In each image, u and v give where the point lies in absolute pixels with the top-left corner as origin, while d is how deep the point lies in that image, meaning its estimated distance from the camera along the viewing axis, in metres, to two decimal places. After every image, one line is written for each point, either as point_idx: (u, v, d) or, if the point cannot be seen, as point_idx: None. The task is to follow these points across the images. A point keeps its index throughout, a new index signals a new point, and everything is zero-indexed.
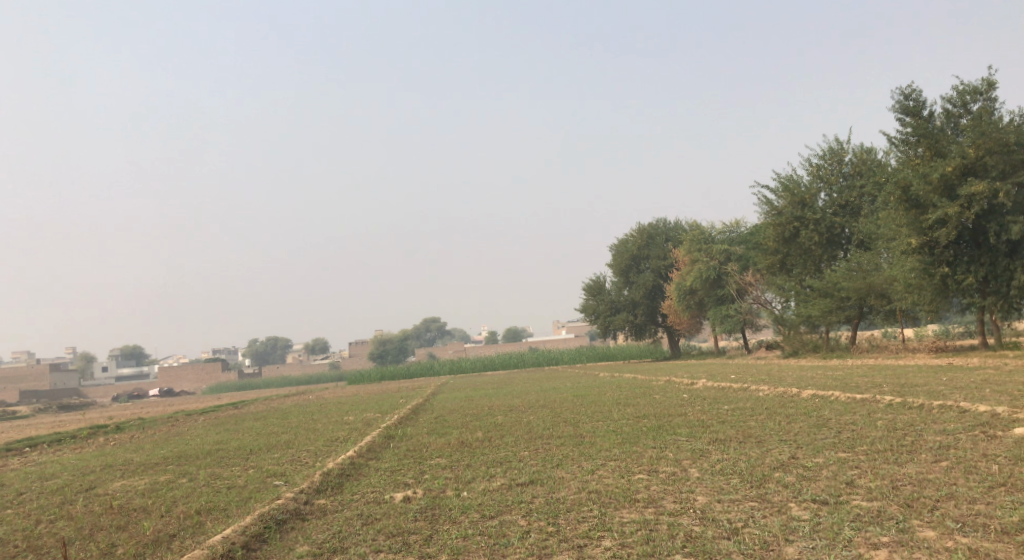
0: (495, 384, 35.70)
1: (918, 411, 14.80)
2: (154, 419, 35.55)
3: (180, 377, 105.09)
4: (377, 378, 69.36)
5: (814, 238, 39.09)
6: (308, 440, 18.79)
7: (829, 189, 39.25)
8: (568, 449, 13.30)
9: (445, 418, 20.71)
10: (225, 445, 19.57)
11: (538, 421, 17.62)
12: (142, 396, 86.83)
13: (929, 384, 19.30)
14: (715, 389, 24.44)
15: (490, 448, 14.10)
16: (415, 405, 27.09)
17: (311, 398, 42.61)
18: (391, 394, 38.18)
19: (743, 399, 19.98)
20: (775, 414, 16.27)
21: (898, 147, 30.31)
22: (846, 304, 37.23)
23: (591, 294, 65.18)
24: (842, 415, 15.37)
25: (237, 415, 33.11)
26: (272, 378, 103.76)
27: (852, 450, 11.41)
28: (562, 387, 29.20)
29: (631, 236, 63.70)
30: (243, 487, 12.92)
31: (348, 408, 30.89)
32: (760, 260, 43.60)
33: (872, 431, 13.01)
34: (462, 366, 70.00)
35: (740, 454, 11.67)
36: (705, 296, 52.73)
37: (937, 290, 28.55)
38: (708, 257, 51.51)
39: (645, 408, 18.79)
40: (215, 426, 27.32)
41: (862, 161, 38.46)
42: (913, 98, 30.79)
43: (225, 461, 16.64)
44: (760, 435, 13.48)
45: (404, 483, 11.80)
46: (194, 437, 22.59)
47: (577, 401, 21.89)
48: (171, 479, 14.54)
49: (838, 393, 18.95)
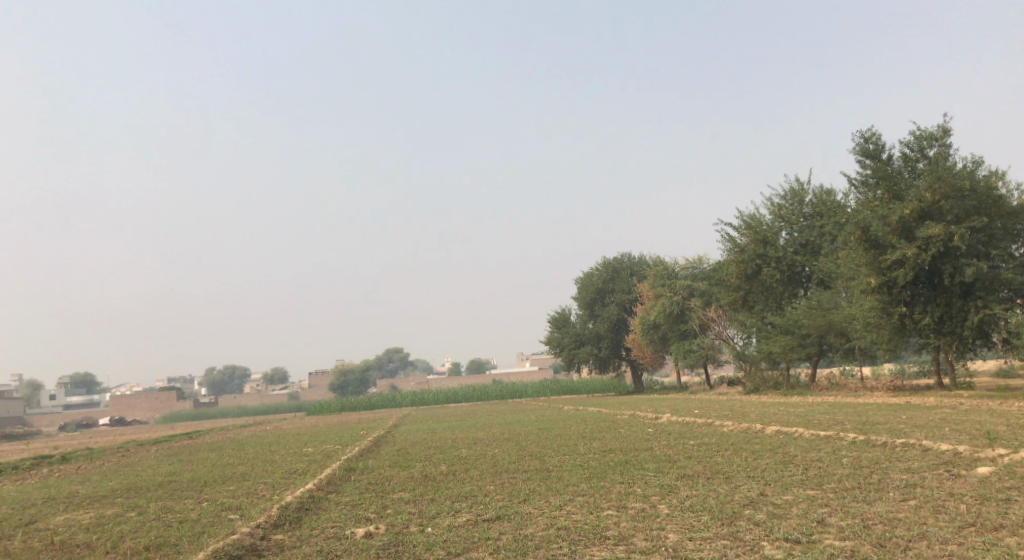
0: (458, 417, 35.22)
1: (882, 449, 14.88)
2: (103, 449, 34.38)
3: (133, 406, 102.20)
4: (337, 408, 68.21)
5: (775, 276, 39.67)
6: (265, 472, 18.25)
7: (790, 228, 39.94)
8: (534, 483, 13.06)
9: (408, 450, 20.34)
10: (178, 477, 18.87)
11: (503, 454, 17.37)
12: (91, 426, 84.05)
13: (890, 422, 19.48)
14: (679, 424, 24.37)
15: (454, 482, 13.77)
16: (377, 437, 26.58)
17: (268, 429, 41.63)
18: (352, 426, 37.51)
19: (709, 435, 19.95)
20: (741, 450, 16.23)
21: (858, 188, 31.00)
22: (806, 341, 37.64)
23: (555, 327, 65.18)
24: (808, 452, 15.39)
25: (191, 445, 32.15)
26: (229, 408, 101.54)
27: (820, 487, 11.36)
28: (526, 420, 28.90)
29: (596, 269, 64.09)
30: (195, 522, 12.37)
31: (308, 439, 30.22)
32: (722, 296, 44.06)
33: (839, 468, 12.99)
34: (424, 398, 69.17)
35: (709, 490, 11.55)
36: (668, 330, 53.05)
37: (895, 329, 29.02)
38: (672, 292, 51.96)
39: (611, 442, 18.65)
40: (167, 457, 26.48)
41: (822, 202, 39.30)
42: (872, 141, 31.64)
43: (177, 494, 16.00)
44: (728, 471, 13.41)
45: (365, 517, 11.43)
46: (146, 469, 21.83)
47: (542, 435, 21.67)
48: (118, 513, 13.90)
49: (801, 429, 19.04)
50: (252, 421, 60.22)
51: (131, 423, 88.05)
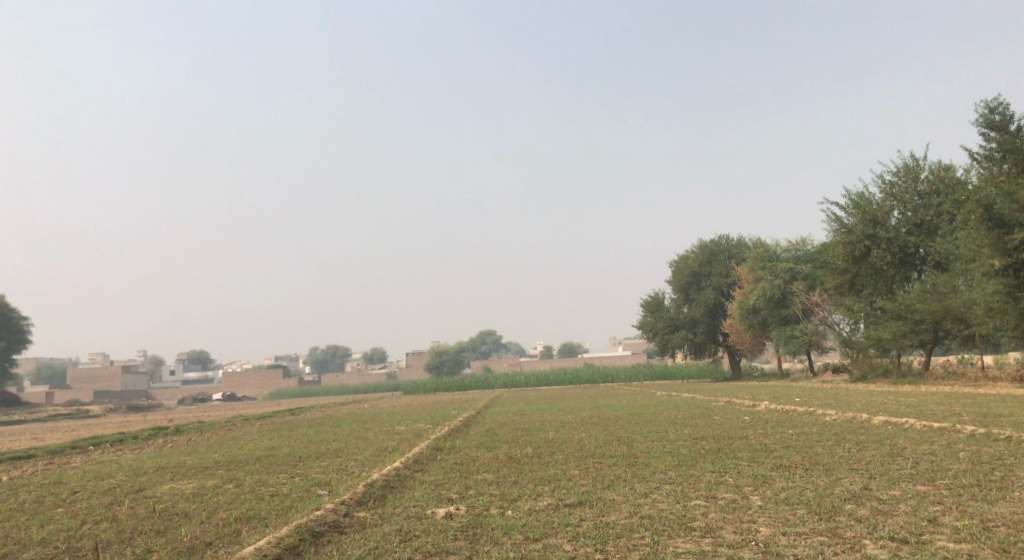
0: (549, 399, 35.10)
1: (1005, 444, 13.66)
2: (212, 422, 36.19)
3: (243, 383, 107.34)
4: (432, 388, 69.43)
5: (885, 258, 37.41)
6: (357, 449, 18.61)
7: (904, 206, 37.50)
8: (621, 469, 12.67)
9: (496, 431, 20.29)
10: (275, 452, 19.51)
11: (590, 438, 17.05)
12: (206, 400, 89.00)
13: (1014, 415, 17.92)
14: (778, 412, 23.29)
15: (539, 466, 13.54)
16: (467, 417, 26.76)
17: (366, 407, 42.73)
18: (445, 405, 38.02)
19: (809, 423, 18.92)
20: (844, 441, 15.27)
21: (980, 163, 28.71)
22: (920, 327, 35.34)
23: (649, 311, 63.91)
24: (919, 444, 14.31)
25: (292, 421, 33.31)
26: (331, 387, 105.31)
27: (932, 483, 10.47)
28: (616, 404, 28.45)
29: (692, 252, 62.45)
30: (286, 496, 12.66)
31: (401, 417, 30.78)
32: (827, 279, 41.92)
33: (954, 464, 11.95)
34: (517, 380, 69.42)
35: (807, 482, 10.83)
36: (768, 315, 51.09)
37: (1022, 315, 26.75)
38: (772, 276, 49.96)
39: (703, 429, 17.98)
40: (269, 431, 27.51)
41: (939, 179, 36.67)
42: (998, 111, 29.16)
43: (273, 468, 16.51)
44: (829, 462, 12.58)
45: (448, 498, 11.35)
46: (248, 442, 22.73)
47: (631, 420, 21.14)
48: (217, 484, 14.44)
49: (912, 420, 17.78)
50: (351, 399, 62.08)
51: (241, 399, 92.53)
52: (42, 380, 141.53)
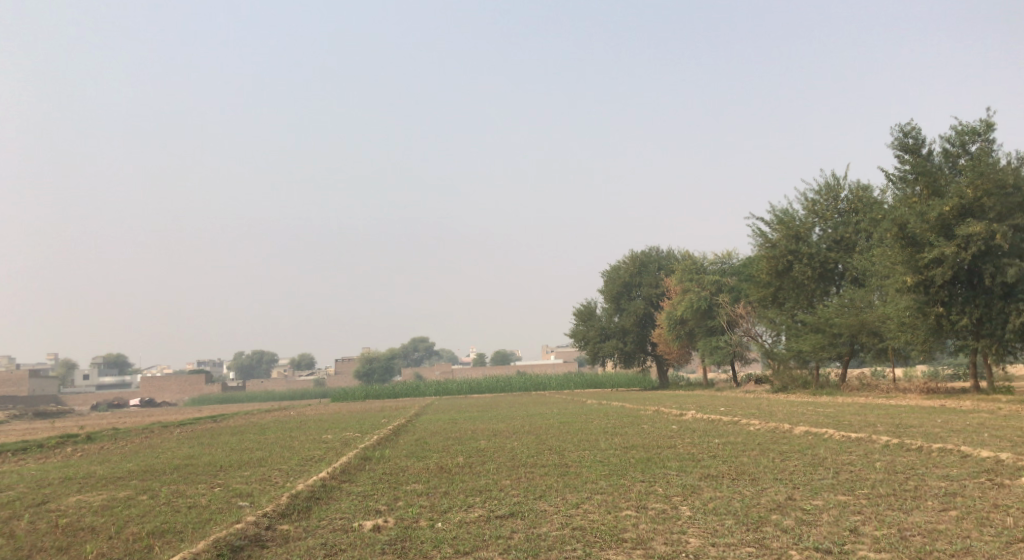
0: (480, 408, 34.92)
1: (918, 454, 14.21)
2: (127, 430, 34.62)
3: (162, 388, 103.35)
4: (361, 396, 68.32)
5: (807, 273, 38.73)
6: (282, 458, 18.06)
7: (824, 224, 38.92)
8: (552, 479, 12.63)
9: (426, 440, 20.02)
10: (195, 460, 18.75)
11: (521, 447, 16.98)
12: (122, 406, 85.33)
13: (924, 426, 18.72)
14: (704, 421, 23.76)
15: (469, 476, 13.37)
16: (397, 426, 26.35)
17: (292, 415, 41.61)
18: (374, 413, 37.37)
19: (734, 433, 19.35)
20: (768, 451, 15.64)
21: (895, 184, 30.04)
22: (837, 340, 36.68)
23: (581, 320, 64.50)
24: (839, 454, 14.76)
25: (214, 429, 32.16)
26: (255, 393, 102.46)
27: (852, 493, 10.78)
28: (547, 413, 28.52)
29: (623, 263, 63.42)
30: (204, 508, 12.13)
31: (329, 426, 30.08)
32: (751, 292, 43.10)
33: (872, 473, 12.36)
34: (447, 388, 68.99)
35: (734, 492, 11.01)
36: (695, 326, 52.21)
37: (931, 330, 28.01)
38: (700, 288, 51.12)
39: (632, 439, 18.14)
40: (189, 440, 26.47)
41: (858, 198, 38.23)
42: (912, 135, 30.61)
43: (191, 478, 15.84)
44: (754, 473, 12.82)
45: (375, 510, 11.07)
46: (166, 451, 21.79)
47: (562, 429, 21.20)
48: (129, 496, 13.75)
49: (831, 431, 18.37)
50: (276, 407, 60.44)
51: (160, 405, 88.99)
52: None
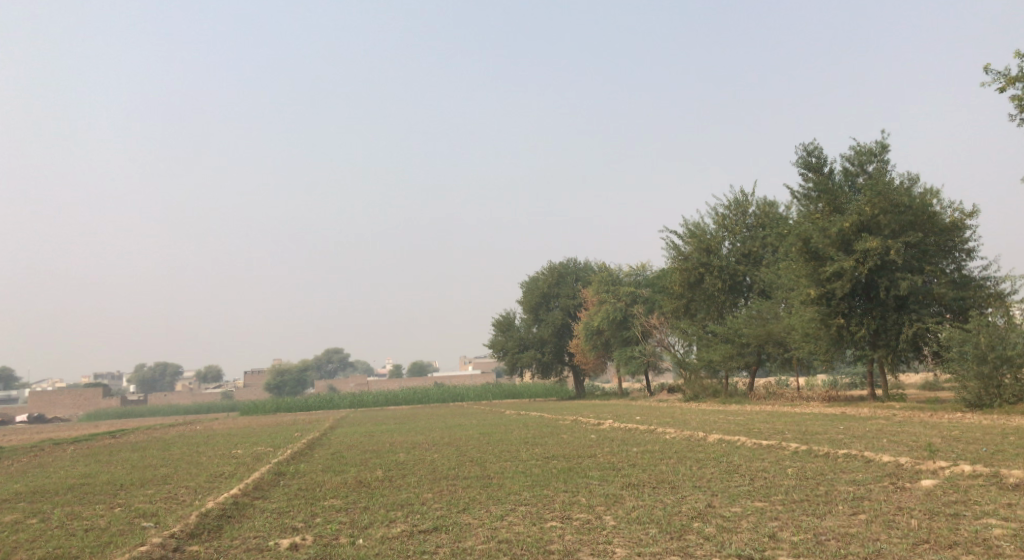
0: (397, 419, 34.35)
1: (825, 460, 14.77)
2: (16, 448, 32.40)
3: (54, 403, 97.32)
4: (272, 409, 66.20)
5: (717, 285, 39.99)
6: (189, 475, 17.20)
7: (734, 238, 40.30)
8: (474, 491, 12.48)
9: (343, 454, 19.48)
10: (93, 479, 17.61)
11: (442, 459, 16.73)
12: (8, 422, 79.88)
13: (828, 432, 19.52)
14: (621, 430, 24.07)
15: (390, 490, 13.06)
16: (311, 439, 25.59)
17: (198, 429, 39.85)
18: (286, 427, 36.16)
19: (651, 442, 19.66)
20: (685, 458, 15.94)
21: (800, 201, 31.38)
22: (745, 350, 37.95)
23: (499, 330, 64.52)
24: (752, 461, 15.19)
25: (112, 445, 30.47)
26: (158, 407, 97.81)
27: (768, 499, 11.07)
28: (467, 424, 28.30)
29: (541, 274, 63.98)
30: (103, 530, 11.38)
31: (238, 440, 28.92)
32: (665, 303, 44.15)
33: (784, 479, 12.75)
34: (363, 400, 67.70)
35: (655, 500, 11.12)
36: (611, 336, 53.13)
37: (832, 340, 29.30)
38: (615, 299, 52.07)
39: (553, 448, 18.18)
40: (85, 457, 24.95)
41: (765, 214, 39.76)
42: (815, 155, 32.10)
43: (87, 498, 14.85)
44: (673, 480, 13.03)
45: (292, 527, 10.65)
46: (59, 470, 20.43)
47: (482, 440, 21.05)
48: (18, 520, 12.74)
49: (743, 438, 18.90)
50: (180, 421, 57.84)
51: (51, 421, 83.70)
52: None
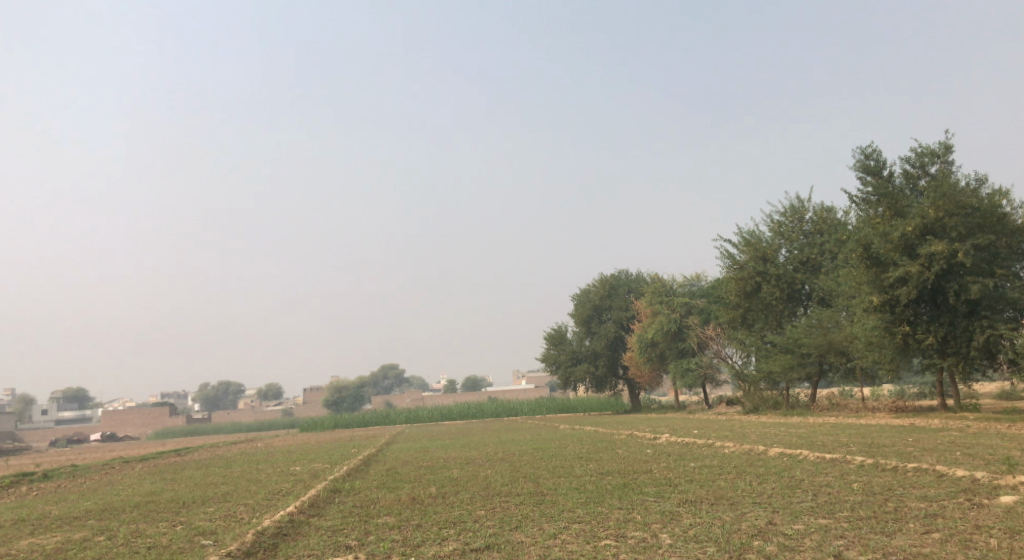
0: (451, 435, 34.38)
1: (893, 474, 14.15)
2: (86, 466, 33.49)
3: (124, 422, 100.60)
4: (330, 425, 67.12)
5: (775, 294, 39.04)
6: (247, 493, 17.45)
7: (790, 245, 39.36)
8: (528, 508, 12.32)
9: (397, 470, 19.52)
10: (157, 497, 18.02)
11: (495, 476, 16.60)
12: (81, 441, 82.80)
13: (896, 445, 18.73)
14: (678, 444, 23.57)
15: (443, 507, 13.00)
16: (367, 456, 25.76)
17: (258, 446, 40.59)
18: (344, 443, 36.58)
19: (710, 456, 19.17)
20: (744, 474, 15.47)
21: (859, 206, 30.44)
22: (806, 360, 36.89)
23: (552, 344, 64.23)
24: (815, 476, 14.65)
25: (177, 463, 31.23)
26: (222, 425, 100.16)
27: (833, 516, 10.63)
28: (520, 439, 28.13)
29: (593, 286, 63.55)
30: (164, 548, 11.60)
31: (297, 457, 29.32)
32: (721, 314, 43.32)
33: (850, 495, 12.24)
34: (418, 415, 68.09)
35: (714, 518, 10.79)
36: (666, 348, 52.35)
37: (898, 349, 28.25)
38: (669, 310, 51.34)
39: (608, 464, 17.90)
40: (151, 475, 25.61)
41: (822, 220, 38.72)
42: (873, 158, 31.15)
43: (151, 516, 15.19)
44: (733, 497, 12.64)
45: (345, 545, 10.68)
46: (127, 488, 20.97)
47: (536, 455, 20.89)
48: (86, 537, 13.09)
49: (806, 452, 18.27)
50: (242, 438, 59.05)
51: (122, 439, 86.50)
52: None
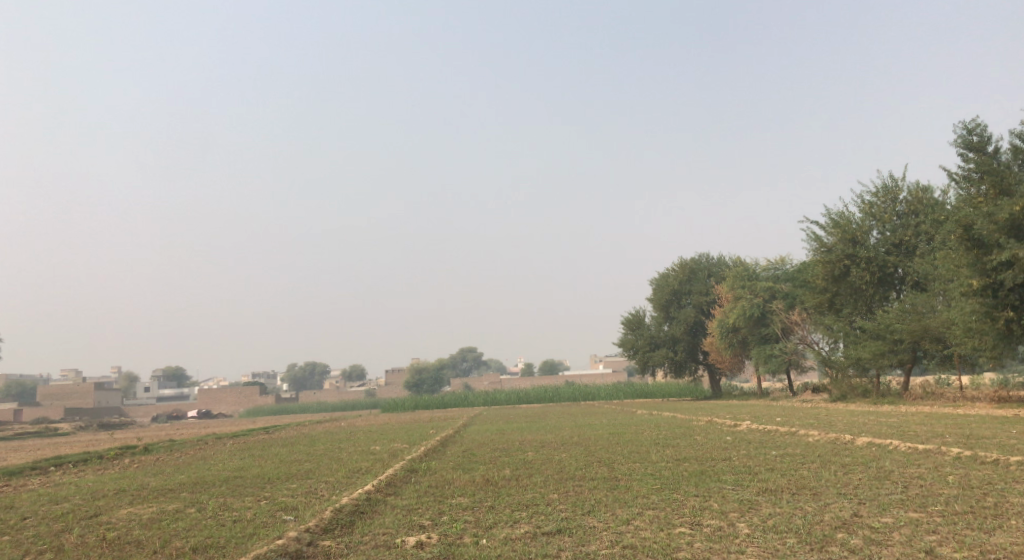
0: (528, 418, 34.44)
1: (993, 468, 13.34)
2: (182, 441, 35.20)
3: (218, 400, 105.41)
4: (410, 407, 68.52)
5: (864, 278, 37.42)
6: (329, 470, 17.94)
7: (882, 227, 37.58)
8: (601, 493, 12.17)
9: (473, 452, 19.69)
10: (244, 473, 18.72)
11: (570, 460, 16.51)
12: (180, 418, 87.25)
13: (996, 437, 17.68)
14: (760, 432, 22.95)
15: (517, 489, 13.02)
16: (444, 437, 26.12)
17: (342, 425, 41.75)
18: (422, 424, 37.25)
19: (793, 445, 18.56)
20: (829, 464, 14.88)
21: (959, 184, 28.74)
22: (898, 347, 35.24)
23: (630, 328, 63.53)
24: (906, 467, 13.96)
25: (265, 441, 32.38)
26: (308, 404, 103.60)
27: (925, 510, 10.06)
28: (597, 423, 27.96)
29: (672, 270, 62.45)
30: (248, 522, 12.02)
31: (377, 437, 30.06)
32: (807, 299, 41.78)
33: (944, 488, 11.59)
34: (496, 398, 68.67)
35: (795, 508, 10.39)
36: (748, 334, 50.97)
37: (1001, 336, 26.56)
38: (752, 294, 49.90)
39: (685, 450, 17.56)
40: (240, 451, 26.68)
41: (917, 200, 36.80)
42: (977, 133, 29.31)
43: (239, 490, 15.81)
44: (816, 487, 12.15)
45: (419, 524, 10.79)
46: (217, 463, 21.87)
47: (612, 440, 20.70)
48: (177, 509, 13.71)
49: (896, 442, 17.45)
50: (327, 417, 60.91)
51: (216, 416, 90.62)
52: (12, 398, 137.56)
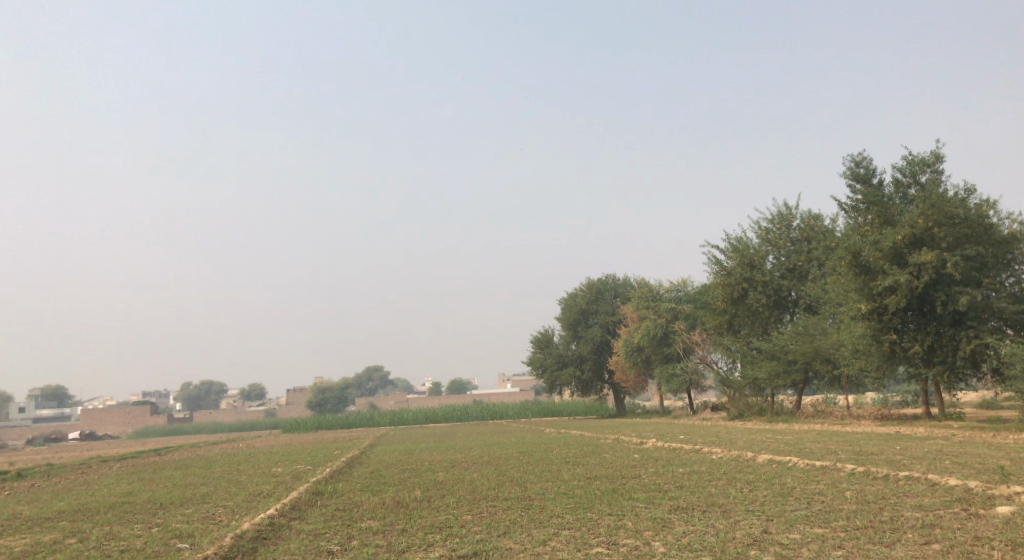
0: (436, 437, 33.99)
1: (885, 483, 13.97)
2: (63, 465, 32.81)
3: (104, 420, 99.35)
4: (312, 427, 66.49)
5: (761, 300, 39.00)
6: (227, 494, 17.04)
7: (778, 252, 39.31)
8: (516, 513, 12.00)
9: (381, 472, 19.16)
10: (133, 498, 17.54)
11: (482, 479, 16.30)
12: (61, 440, 81.63)
13: (884, 453, 18.61)
14: (666, 449, 23.35)
15: (429, 511, 12.68)
16: (350, 458, 25.37)
17: (239, 447, 40.01)
18: (326, 445, 36.16)
19: (698, 462, 18.95)
20: (735, 480, 15.24)
21: (848, 213, 30.41)
22: (792, 367, 36.84)
23: (538, 347, 63.94)
24: (807, 483, 14.44)
25: (156, 463, 30.63)
26: (203, 425, 99.05)
27: (829, 525, 10.38)
28: (506, 442, 27.85)
29: (580, 290, 63.29)
30: (138, 551, 11.18)
31: (279, 458, 28.91)
32: (708, 319, 43.11)
33: (844, 504, 12.03)
34: (402, 417, 67.51)
35: (707, 526, 10.52)
36: (652, 353, 52.11)
37: (884, 357, 28.09)
38: (655, 315, 51.06)
39: (596, 468, 17.65)
40: (129, 475, 25.05)
41: (810, 227, 38.67)
42: (864, 165, 31.11)
43: (127, 517, 14.76)
44: (725, 504, 12.40)
45: (327, 550, 10.31)
46: (102, 488, 20.42)
47: (522, 459, 20.61)
48: (55, 540, 12.63)
49: (795, 458, 18.07)
50: (222, 438, 58.28)
51: (101, 438, 85.32)
52: None
